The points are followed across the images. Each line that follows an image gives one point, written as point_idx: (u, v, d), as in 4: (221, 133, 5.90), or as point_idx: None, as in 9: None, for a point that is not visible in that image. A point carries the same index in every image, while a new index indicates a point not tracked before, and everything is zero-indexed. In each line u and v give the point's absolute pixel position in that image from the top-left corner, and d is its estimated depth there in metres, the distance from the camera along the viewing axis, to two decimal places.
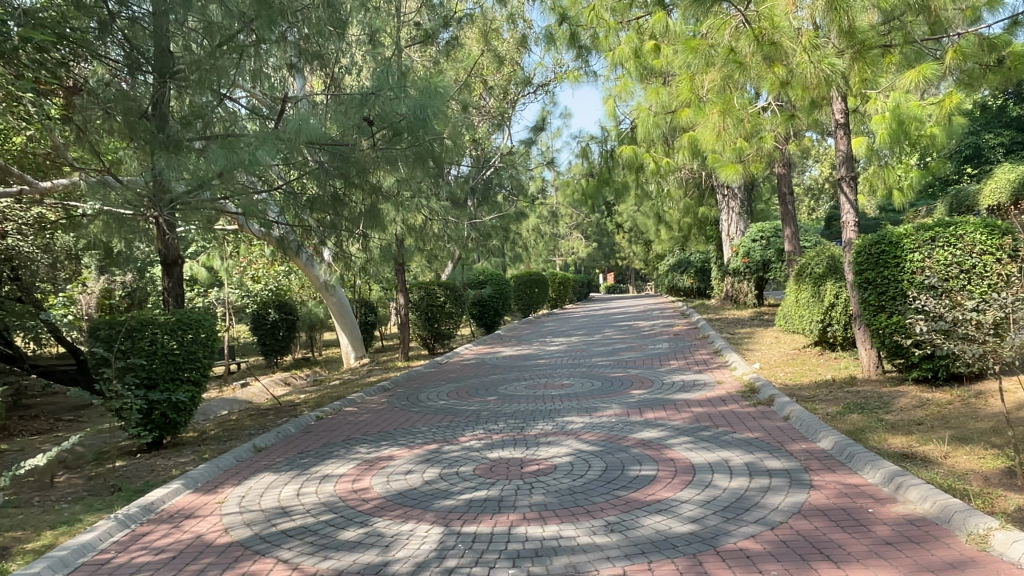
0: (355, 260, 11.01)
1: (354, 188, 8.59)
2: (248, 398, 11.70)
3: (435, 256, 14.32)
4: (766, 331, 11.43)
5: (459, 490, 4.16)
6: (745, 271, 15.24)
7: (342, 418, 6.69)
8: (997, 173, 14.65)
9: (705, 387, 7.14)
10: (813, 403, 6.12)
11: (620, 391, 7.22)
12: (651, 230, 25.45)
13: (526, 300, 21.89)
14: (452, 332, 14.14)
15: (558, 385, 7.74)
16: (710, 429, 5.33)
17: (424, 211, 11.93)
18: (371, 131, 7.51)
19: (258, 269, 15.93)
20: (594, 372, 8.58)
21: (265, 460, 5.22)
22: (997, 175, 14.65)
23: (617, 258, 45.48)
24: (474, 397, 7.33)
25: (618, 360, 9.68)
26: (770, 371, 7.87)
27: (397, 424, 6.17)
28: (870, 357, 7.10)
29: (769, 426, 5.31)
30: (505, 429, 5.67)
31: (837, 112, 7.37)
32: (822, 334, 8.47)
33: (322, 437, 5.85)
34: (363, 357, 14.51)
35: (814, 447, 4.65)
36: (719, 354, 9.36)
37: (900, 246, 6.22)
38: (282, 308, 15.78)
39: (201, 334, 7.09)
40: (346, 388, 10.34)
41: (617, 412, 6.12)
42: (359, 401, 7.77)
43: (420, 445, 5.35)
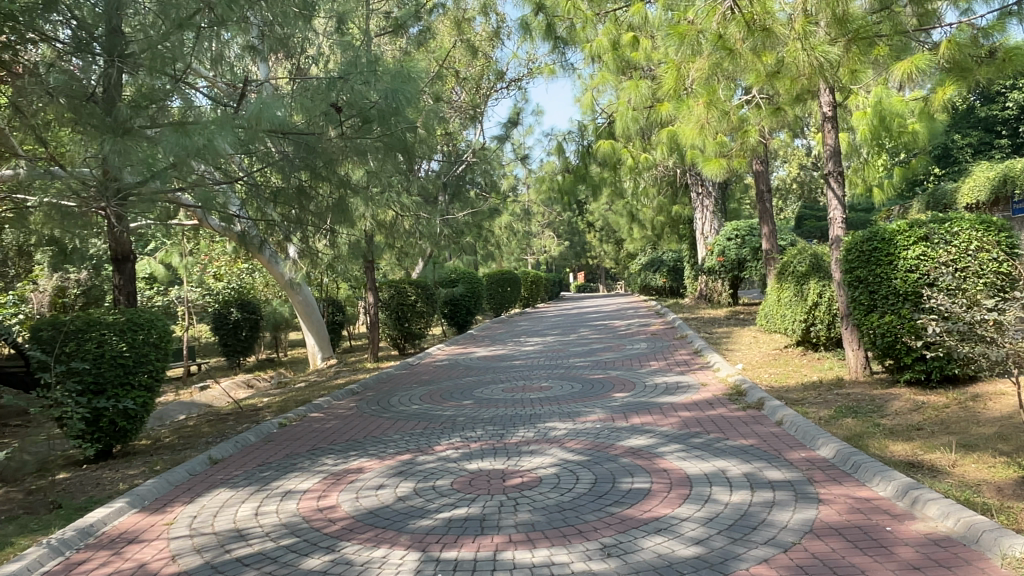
0: (322, 257, 10.53)
1: (320, 181, 8.14)
2: (208, 402, 11.15)
3: (405, 254, 13.88)
4: (744, 331, 11.21)
5: (436, 508, 3.78)
6: (720, 269, 15.04)
7: (307, 425, 6.25)
8: (974, 172, 14.62)
9: (689, 389, 6.85)
10: (804, 407, 5.86)
11: (602, 394, 6.90)
12: (623, 228, 25.25)
13: (498, 299, 21.54)
14: (423, 332, 13.72)
15: (537, 388, 7.39)
16: (701, 435, 5.03)
17: (394, 207, 11.51)
18: (339, 119, 7.03)
19: (221, 267, 15.34)
20: (573, 374, 8.24)
21: (221, 474, 4.78)
22: (974, 174, 14.62)
23: (588, 257, 45.35)
24: (448, 401, 6.95)
25: (596, 361, 9.37)
26: (754, 372, 7.62)
27: (367, 432, 5.76)
28: (857, 358, 6.88)
29: (763, 432, 5.02)
30: (483, 437, 5.30)
31: (825, 104, 7.13)
32: (805, 334, 8.24)
33: (284, 447, 5.42)
34: (330, 357, 14.00)
35: (815, 455, 4.37)
36: (699, 355, 9.10)
37: (892, 243, 5.98)
38: (245, 307, 15.20)
39: (154, 335, 6.59)
40: (312, 391, 9.87)
41: (601, 417, 5.79)
42: (326, 406, 7.31)
43: (392, 455, 4.95)
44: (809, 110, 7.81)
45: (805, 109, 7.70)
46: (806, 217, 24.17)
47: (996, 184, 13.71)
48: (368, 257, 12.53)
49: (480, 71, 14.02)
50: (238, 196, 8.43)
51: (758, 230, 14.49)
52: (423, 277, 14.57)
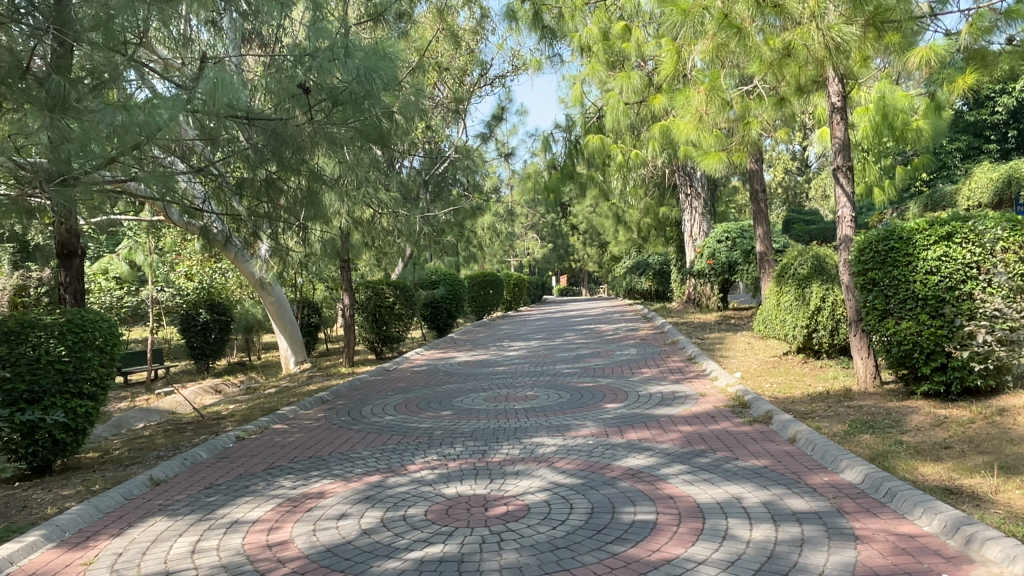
0: (293, 255, 9.92)
1: (288, 172, 7.52)
2: (171, 409, 10.48)
3: (384, 253, 13.27)
4: (737, 337, 10.73)
5: (406, 545, 3.20)
6: (710, 273, 14.55)
7: (268, 439, 5.65)
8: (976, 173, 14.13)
9: (687, 400, 6.32)
10: (815, 422, 5.36)
11: (593, 404, 6.34)
12: (608, 230, 24.78)
13: (480, 302, 20.99)
14: (401, 336, 13.10)
15: (522, 397, 6.83)
16: (708, 454, 4.49)
17: (372, 204, 10.90)
18: (307, 101, 6.43)
19: (191, 266, 14.69)
20: (559, 382, 7.68)
21: (161, 499, 4.16)
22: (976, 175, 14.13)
23: (572, 261, 44.90)
24: (425, 411, 6.38)
25: (584, 367, 8.81)
26: (755, 382, 7.11)
27: (333, 447, 5.17)
28: (866, 367, 6.42)
29: (776, 451, 4.50)
30: (462, 454, 4.73)
31: (833, 95, 6.63)
32: (807, 341, 7.75)
33: (239, 465, 4.82)
34: (303, 361, 13.36)
35: (839, 480, 3.86)
36: (694, 361, 8.58)
37: (911, 242, 5.50)
38: (214, 308, 14.54)
39: (98, 339, 5.95)
40: (280, 398, 9.23)
41: (593, 432, 5.23)
42: (292, 416, 6.71)
43: (359, 477, 4.36)
44: (815, 102, 7.31)
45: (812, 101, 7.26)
46: (794, 220, 23.79)
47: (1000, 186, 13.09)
48: (343, 255, 11.91)
49: (464, 64, 13.46)
50: (201, 185, 7.80)
51: (749, 232, 14.00)
52: (402, 278, 13.94)
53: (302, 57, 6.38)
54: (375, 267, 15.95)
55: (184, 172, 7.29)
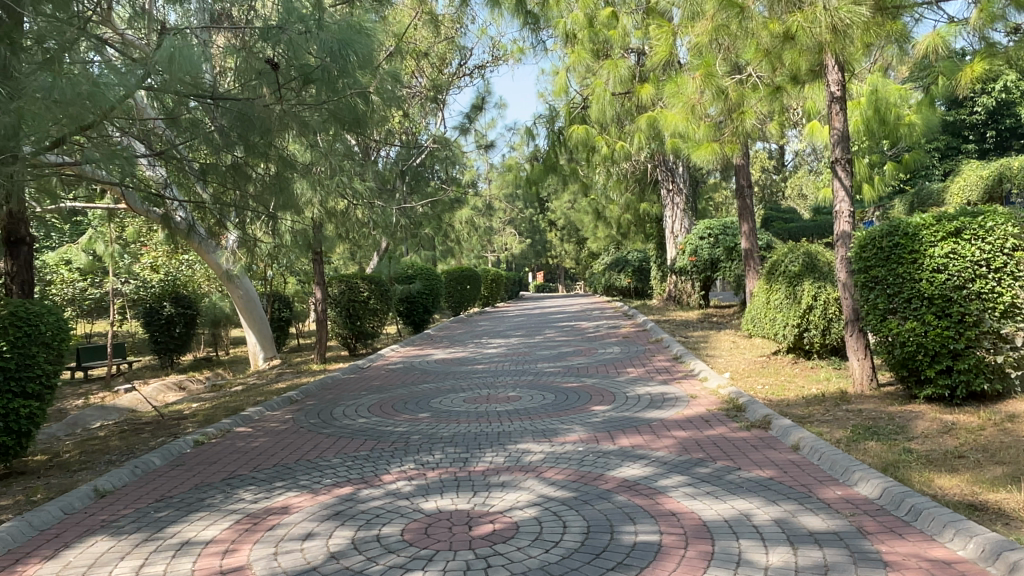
0: (261, 246, 9.42)
1: (256, 157, 7.04)
2: (131, 406, 9.95)
3: (358, 245, 12.79)
4: (722, 336, 10.46)
5: (381, 573, 2.81)
6: (692, 270, 14.27)
7: (230, 443, 5.21)
8: (965, 170, 13.89)
9: (679, 402, 5.99)
10: (815, 427, 5.07)
11: (579, 407, 5.99)
12: (586, 226, 24.44)
13: (457, 297, 20.55)
14: (376, 332, 12.66)
15: (503, 398, 6.47)
16: (707, 463, 4.17)
17: (346, 194, 10.43)
18: (275, 79, 5.97)
19: (156, 257, 14.09)
20: (542, 382, 7.32)
21: (105, 515, 3.72)
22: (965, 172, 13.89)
23: (549, 257, 44.60)
24: (401, 413, 5.98)
25: (566, 366, 8.46)
26: (746, 383, 6.82)
27: (300, 454, 4.75)
28: (863, 368, 6.17)
29: (780, 460, 4.20)
30: (442, 463, 4.35)
31: (832, 83, 6.27)
32: (798, 341, 7.49)
33: (196, 475, 4.38)
34: (273, 357, 12.85)
35: (854, 495, 3.56)
36: (680, 361, 8.28)
37: (917, 239, 5.23)
38: (179, 301, 13.96)
39: (44, 333, 5.45)
40: (246, 397, 8.75)
41: (582, 437, 4.88)
42: (257, 418, 6.26)
43: (328, 488, 3.96)
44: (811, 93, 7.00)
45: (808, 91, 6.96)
46: (773, 218, 23.63)
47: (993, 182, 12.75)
48: (315, 247, 11.42)
49: (443, 51, 13.01)
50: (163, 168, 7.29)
51: (732, 229, 13.75)
52: (377, 272, 13.46)
53: (268, 31, 5.84)
54: (348, 260, 15.43)
55: (142, 154, 6.78)
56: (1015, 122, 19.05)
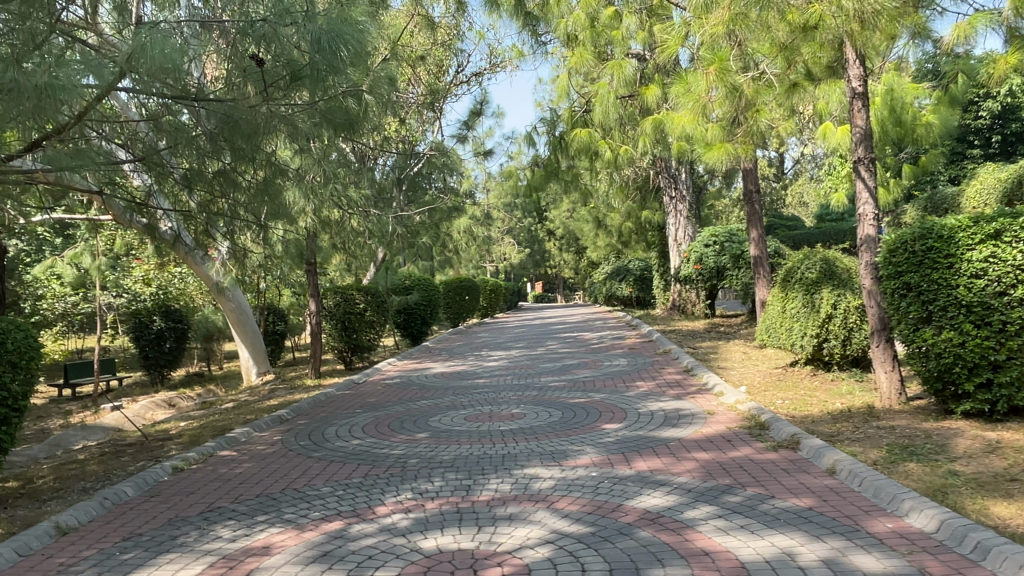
0: (252, 257, 9.04)
1: (244, 162, 6.64)
2: (117, 425, 9.53)
3: (354, 256, 12.40)
4: (732, 347, 10.06)
5: None
6: (697, 278, 13.86)
7: (212, 469, 4.80)
8: (981, 174, 13.45)
9: (696, 418, 5.59)
10: (847, 447, 4.68)
11: (589, 425, 5.60)
12: (586, 234, 24.03)
13: (455, 308, 20.13)
14: (372, 345, 12.25)
15: (508, 416, 6.07)
16: (736, 490, 3.77)
17: (341, 203, 10.06)
18: (259, 74, 5.66)
19: (147, 270, 13.76)
20: (548, 398, 6.92)
21: (63, 558, 3.30)
22: (981, 175, 13.44)
23: (548, 267, 44.23)
24: (398, 434, 5.58)
25: (571, 380, 8.06)
26: (765, 397, 6.43)
27: (287, 483, 4.33)
28: (891, 381, 5.80)
29: (817, 486, 3.80)
30: (443, 491, 3.95)
31: (853, 78, 5.91)
32: (816, 352, 7.12)
33: (170, 507, 3.96)
34: (266, 372, 12.43)
35: (906, 527, 3.17)
36: (691, 373, 7.88)
37: (952, 241, 4.87)
38: (170, 315, 13.55)
39: (11, 352, 5.04)
40: (236, 415, 8.33)
41: (595, 461, 4.48)
42: (244, 440, 5.85)
43: (316, 523, 3.55)
44: (828, 92, 6.65)
45: (822, 91, 6.55)
46: (776, 225, 23.21)
47: (1008, 185, 12.37)
48: (309, 259, 11.03)
49: (439, 56, 12.65)
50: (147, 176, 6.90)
51: (738, 236, 13.37)
52: (373, 283, 13.06)
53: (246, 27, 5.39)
54: (344, 270, 15.03)
55: (123, 159, 6.38)
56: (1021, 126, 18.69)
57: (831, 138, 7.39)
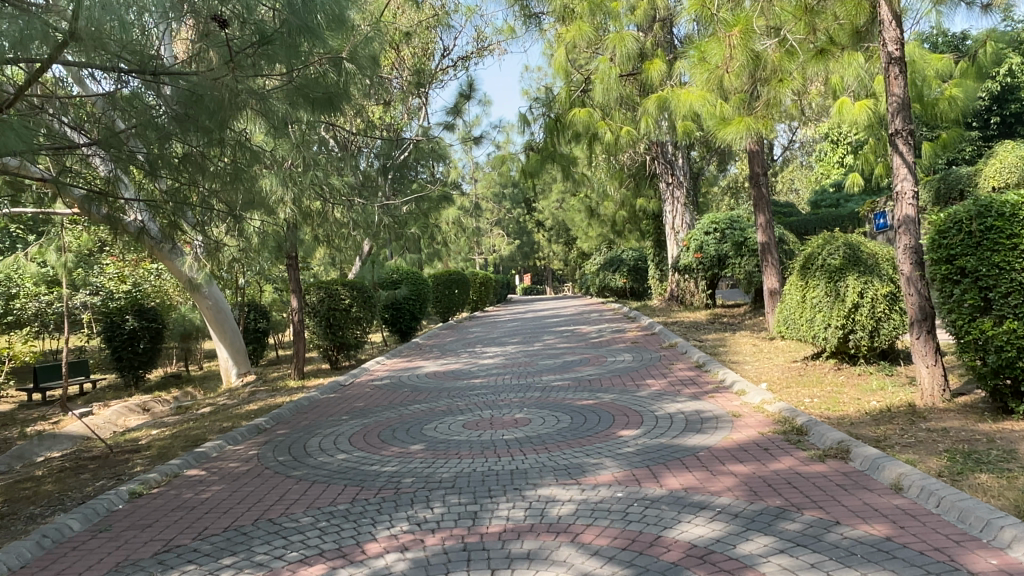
0: (226, 251, 8.37)
1: (213, 143, 5.95)
2: (85, 434, 8.84)
3: (338, 249, 11.72)
4: (740, 339, 9.52)
5: None
6: (698, 268, 13.29)
7: (176, 494, 4.16)
8: (994, 154, 12.87)
9: (723, 423, 5.01)
10: (902, 455, 4.10)
11: (604, 431, 5.00)
12: (577, 224, 23.40)
13: (445, 302, 19.48)
14: (359, 342, 11.59)
15: (511, 422, 5.47)
16: (793, 515, 3.19)
17: (323, 191, 9.37)
18: (222, 40, 5.11)
19: (121, 266, 13.18)
20: (552, 399, 6.31)
21: None
22: (994, 156, 12.86)
23: (538, 259, 43.66)
24: (390, 446, 4.95)
25: (575, 378, 7.47)
26: (791, 396, 5.88)
27: (263, 511, 3.70)
28: (933, 376, 5.26)
29: (888, 510, 3.22)
30: (446, 522, 3.34)
31: (889, 42, 5.36)
32: (841, 345, 6.58)
33: (120, 547, 3.33)
34: (248, 372, 11.80)
35: (1014, 564, 2.60)
36: (704, 369, 7.31)
37: (1016, 220, 4.31)
38: (143, 314, 12.80)
39: None
40: (212, 422, 7.68)
41: (619, 477, 3.88)
42: (216, 455, 5.20)
43: (293, 568, 2.93)
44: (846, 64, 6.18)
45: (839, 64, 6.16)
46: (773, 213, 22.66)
47: None
48: (289, 252, 10.35)
49: (425, 38, 11.95)
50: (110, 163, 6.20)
51: (740, 223, 12.80)
52: (359, 277, 12.39)
53: None
54: (328, 265, 14.36)
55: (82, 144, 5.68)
56: (1021, 107, 18.23)
57: (848, 113, 6.82)
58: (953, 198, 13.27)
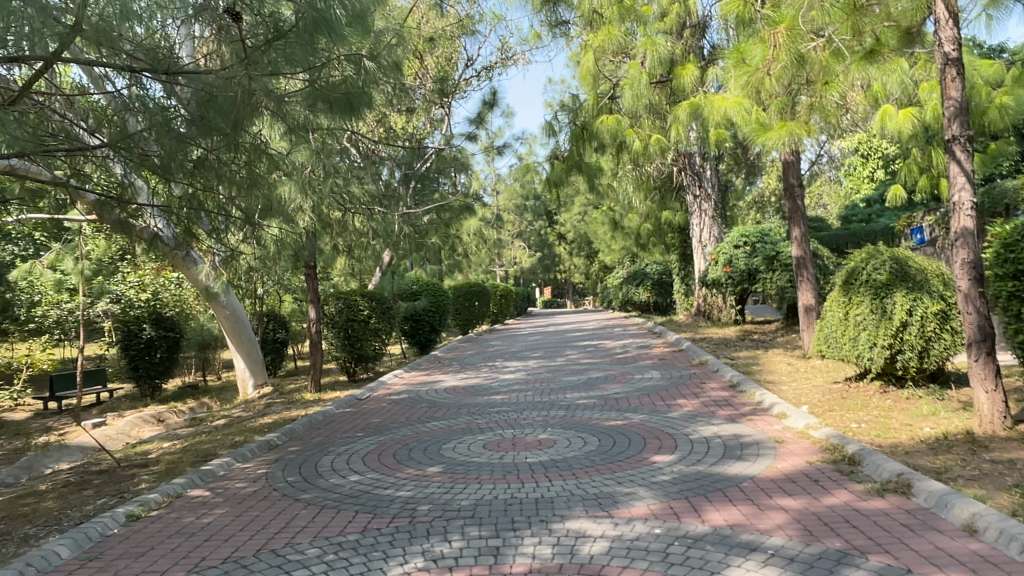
0: (242, 259, 8.16)
1: (227, 146, 5.62)
2: (97, 445, 8.65)
3: (357, 259, 11.49)
4: (774, 358, 9.10)
5: None
6: (727, 283, 12.87)
7: (176, 518, 3.88)
8: None
9: (765, 450, 4.63)
10: (969, 490, 3.71)
11: (636, 457, 4.64)
12: (599, 236, 23.01)
13: (465, 314, 19.16)
14: (378, 354, 11.32)
15: (535, 443, 5.13)
16: (856, 561, 2.83)
17: (343, 199, 9.15)
18: (235, 34, 4.92)
19: (143, 275, 12.89)
20: (578, 419, 5.96)
21: None
22: None
23: (559, 273, 43.33)
24: (406, 468, 4.63)
25: (601, 396, 7.11)
26: (836, 420, 5.48)
27: (265, 541, 3.39)
28: (994, 403, 4.84)
29: (966, 557, 2.84)
30: (464, 559, 3.01)
31: (945, 42, 5.00)
32: (888, 365, 6.19)
33: None
34: (263, 385, 11.50)
35: None
36: (739, 389, 6.91)
37: None
38: (160, 323, 12.71)
39: None
40: (224, 436, 7.42)
41: (655, 510, 3.53)
42: (223, 474, 4.93)
43: None
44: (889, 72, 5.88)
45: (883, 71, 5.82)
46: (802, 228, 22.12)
47: None
48: (308, 261, 10.12)
49: (449, 46, 11.73)
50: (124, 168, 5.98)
51: (771, 237, 12.38)
52: (379, 288, 12.14)
53: None
54: (348, 276, 14.15)
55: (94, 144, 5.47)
56: None
57: (892, 122, 6.46)
58: (996, 213, 12.73)
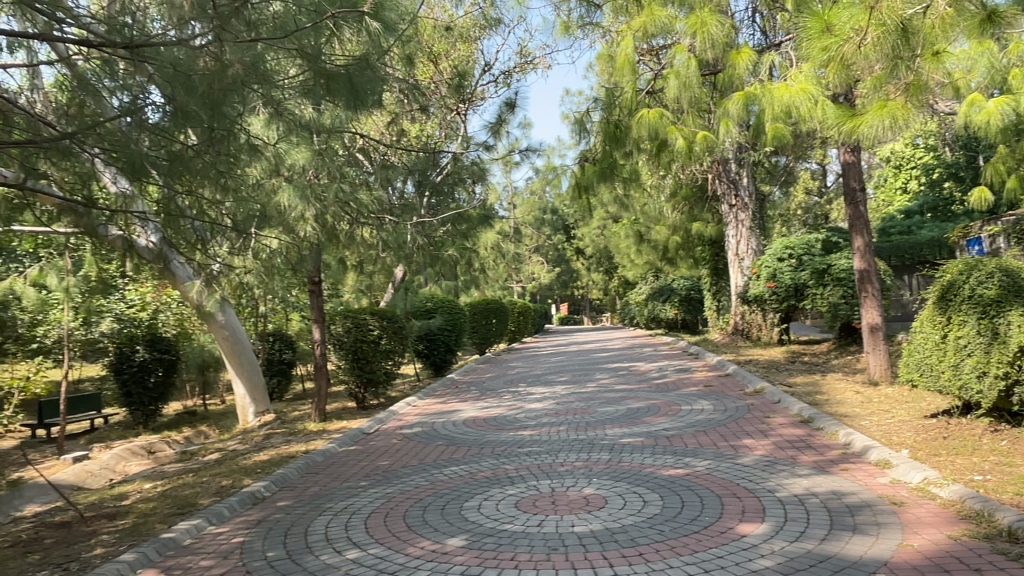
0: (235, 274, 7.20)
1: (209, 134, 4.47)
2: (75, 484, 7.70)
3: (367, 274, 10.53)
4: (838, 384, 8.00)
5: None
6: (770, 299, 11.76)
7: None
8: None
9: (885, 517, 3.56)
10: None
11: (722, 527, 3.56)
12: (622, 251, 21.99)
13: (482, 333, 18.15)
14: (390, 377, 10.31)
15: (586, 504, 4.05)
16: None
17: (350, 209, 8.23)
18: None
19: (144, 291, 12.03)
20: (631, 467, 4.88)
21: None
22: None
23: (576, 288, 42.33)
24: (421, 542, 3.56)
25: (650, 434, 6.02)
26: (955, 471, 4.41)
27: None
28: None
29: None
30: None
31: None
32: (1000, 399, 5.10)
33: None
34: (265, 412, 10.51)
35: None
36: (815, 426, 5.81)
37: None
38: (156, 344, 11.74)
39: None
40: (211, 478, 6.43)
41: None
42: (191, 543, 3.92)
43: None
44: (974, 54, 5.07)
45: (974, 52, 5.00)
46: None
47: None
48: (312, 277, 9.16)
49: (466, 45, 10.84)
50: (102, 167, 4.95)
51: (817, 249, 11.34)
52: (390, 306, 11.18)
53: None
54: (359, 293, 13.22)
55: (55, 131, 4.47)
56: None
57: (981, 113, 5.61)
58: None
